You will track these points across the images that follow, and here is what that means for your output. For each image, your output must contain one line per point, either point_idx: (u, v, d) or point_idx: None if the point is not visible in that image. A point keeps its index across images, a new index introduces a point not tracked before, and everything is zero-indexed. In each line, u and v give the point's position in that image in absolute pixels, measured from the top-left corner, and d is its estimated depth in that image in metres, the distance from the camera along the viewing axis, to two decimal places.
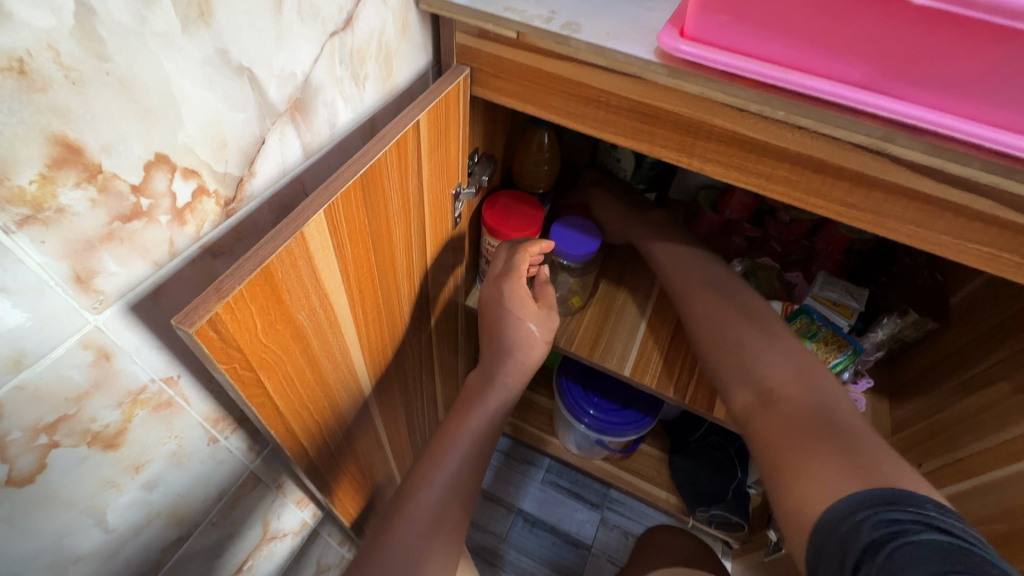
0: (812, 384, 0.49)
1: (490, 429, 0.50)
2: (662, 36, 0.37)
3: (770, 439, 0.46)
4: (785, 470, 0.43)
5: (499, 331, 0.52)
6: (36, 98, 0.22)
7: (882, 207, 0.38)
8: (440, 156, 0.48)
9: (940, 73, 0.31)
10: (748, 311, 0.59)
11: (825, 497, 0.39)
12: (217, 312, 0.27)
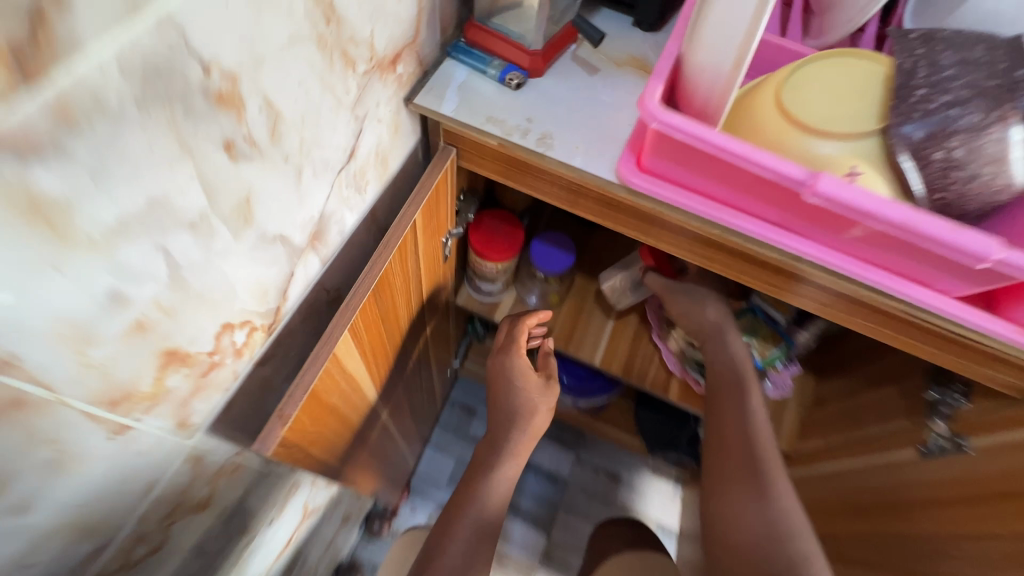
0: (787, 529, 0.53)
1: (501, 486, 0.62)
2: (621, 167, 0.43)
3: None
4: None
5: (505, 398, 0.63)
6: (151, 336, 0.29)
7: (786, 290, 0.47)
8: (433, 224, 0.55)
9: (837, 229, 0.39)
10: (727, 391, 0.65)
11: None
12: (281, 432, 0.39)
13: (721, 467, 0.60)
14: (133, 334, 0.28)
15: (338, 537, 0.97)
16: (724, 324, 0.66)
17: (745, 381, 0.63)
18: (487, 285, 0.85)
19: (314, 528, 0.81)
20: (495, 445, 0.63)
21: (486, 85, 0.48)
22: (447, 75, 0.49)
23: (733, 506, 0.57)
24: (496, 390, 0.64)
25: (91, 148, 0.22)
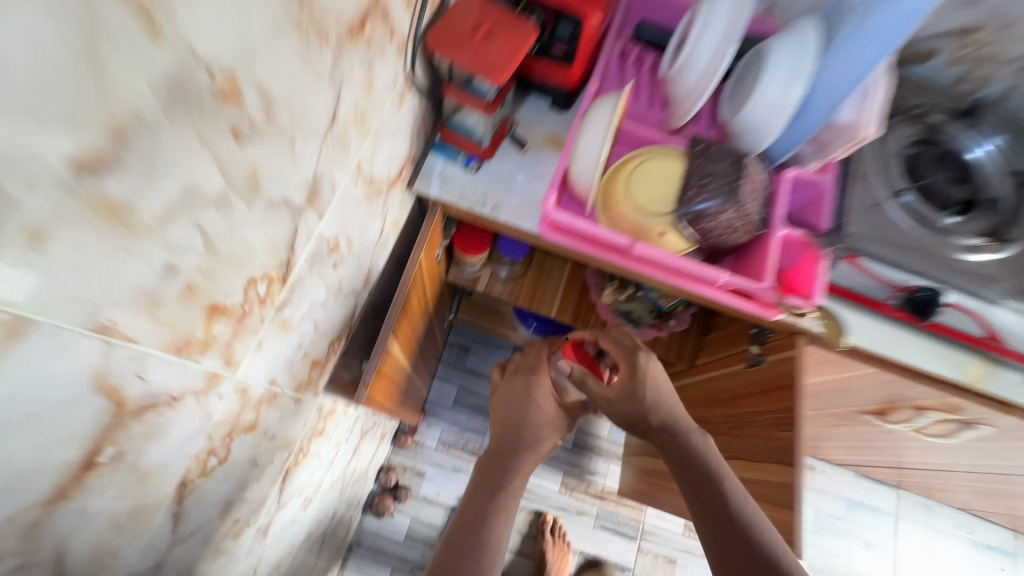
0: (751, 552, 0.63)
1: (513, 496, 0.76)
2: (539, 227, 0.73)
3: None
4: None
5: (524, 417, 0.84)
6: (307, 356, 0.61)
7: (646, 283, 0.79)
8: (430, 251, 0.86)
9: (655, 263, 0.70)
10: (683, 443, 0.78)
11: None
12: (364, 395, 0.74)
13: (717, 547, 0.66)
14: (302, 357, 0.60)
15: (380, 447, 1.36)
16: (677, 413, 0.81)
17: (719, 476, 0.72)
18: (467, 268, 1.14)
19: (366, 443, 1.17)
20: (508, 463, 0.79)
21: (455, 169, 0.77)
22: (430, 165, 0.77)
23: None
24: (515, 411, 0.85)
25: (293, 294, 0.52)
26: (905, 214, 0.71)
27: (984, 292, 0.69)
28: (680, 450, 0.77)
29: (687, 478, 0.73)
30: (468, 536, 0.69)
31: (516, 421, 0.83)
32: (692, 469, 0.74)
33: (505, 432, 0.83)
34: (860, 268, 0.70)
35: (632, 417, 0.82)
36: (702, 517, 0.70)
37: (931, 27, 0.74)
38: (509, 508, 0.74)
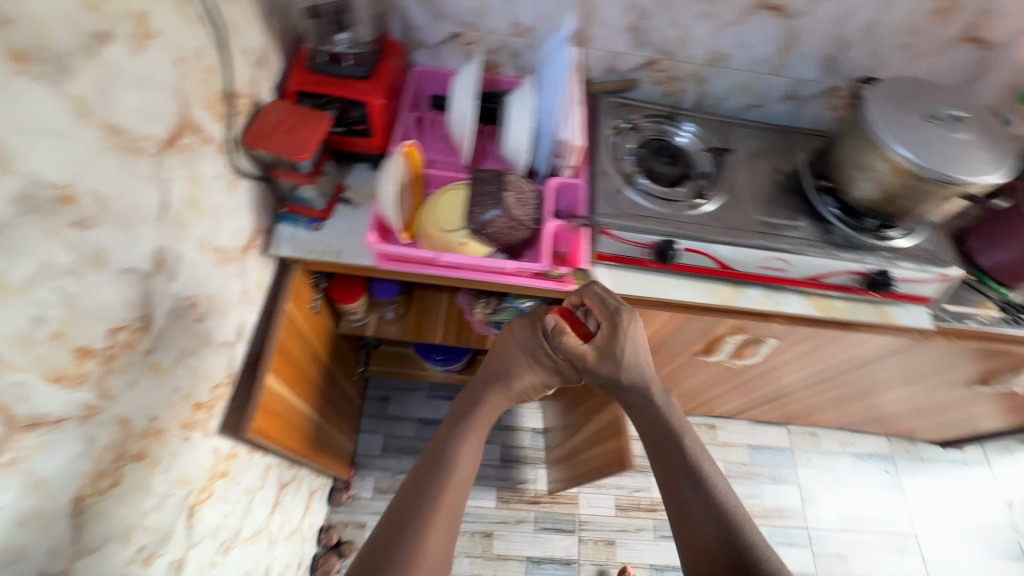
0: (692, 483, 0.82)
1: (476, 436, 0.94)
2: (374, 260, 0.92)
3: (681, 520, 0.81)
4: (684, 530, 0.80)
5: (505, 360, 0.98)
6: (189, 399, 0.75)
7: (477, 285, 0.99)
8: (299, 302, 1.02)
9: (466, 266, 0.90)
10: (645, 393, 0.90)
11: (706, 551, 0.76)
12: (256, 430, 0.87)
13: (687, 522, 0.79)
14: (183, 399, 0.73)
15: (311, 505, 1.43)
16: (651, 389, 0.90)
17: (677, 426, 0.87)
18: (352, 317, 1.31)
19: (291, 497, 1.26)
20: (476, 402, 0.97)
21: (301, 231, 0.96)
22: (280, 232, 0.95)
23: (706, 548, 0.76)
24: (500, 352, 0.99)
25: (159, 342, 0.67)
26: (637, 193, 0.96)
27: (702, 235, 0.92)
28: (648, 410, 0.89)
29: (653, 433, 0.88)
30: (429, 470, 0.86)
31: (496, 362, 0.99)
32: (668, 442, 0.86)
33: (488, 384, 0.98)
34: (614, 237, 0.92)
35: (610, 377, 0.88)
36: (676, 491, 0.83)
37: (627, 63, 1.04)
38: (468, 441, 0.92)
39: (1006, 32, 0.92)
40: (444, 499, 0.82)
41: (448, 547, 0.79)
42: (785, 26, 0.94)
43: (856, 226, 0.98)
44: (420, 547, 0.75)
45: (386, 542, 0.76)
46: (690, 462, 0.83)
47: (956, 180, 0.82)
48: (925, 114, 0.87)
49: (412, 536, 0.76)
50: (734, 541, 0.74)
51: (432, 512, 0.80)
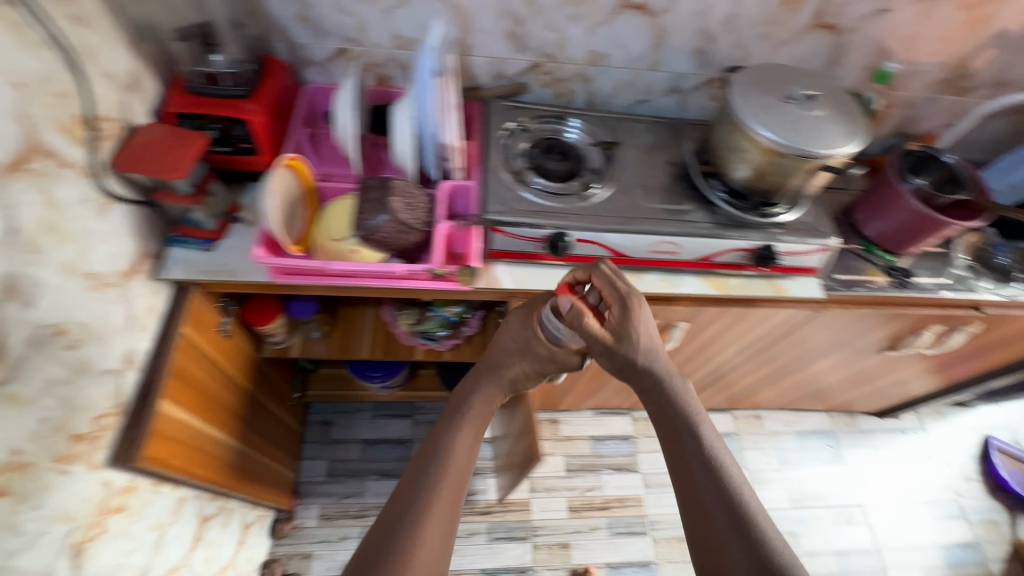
0: (706, 473, 0.80)
1: (475, 424, 0.93)
2: (269, 275, 0.92)
3: (693, 510, 0.79)
4: (696, 521, 0.77)
5: (501, 346, 0.97)
6: (63, 431, 0.72)
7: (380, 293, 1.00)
8: (201, 326, 1.01)
9: (359, 274, 0.91)
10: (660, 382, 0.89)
11: (720, 541, 0.73)
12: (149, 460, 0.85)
13: (700, 514, 0.77)
14: (55, 431, 0.71)
15: (247, 539, 1.38)
16: (664, 375, 0.88)
17: (692, 413, 0.86)
18: (273, 339, 1.29)
19: (218, 531, 1.21)
20: (472, 390, 0.96)
21: (194, 253, 0.94)
22: (171, 255, 0.94)
23: (718, 541, 0.73)
24: (499, 339, 0.98)
25: (17, 372, 0.65)
26: (529, 191, 0.99)
27: (592, 225, 0.95)
28: (663, 398, 0.88)
29: (668, 420, 0.86)
30: (428, 460, 0.86)
31: (493, 350, 0.98)
32: (683, 429, 0.84)
33: (483, 376, 0.97)
34: (506, 233, 0.95)
35: (628, 361, 0.87)
36: (689, 478, 0.81)
37: (512, 68, 1.08)
38: (466, 431, 0.90)
39: (851, 16, 1.00)
40: (442, 488, 0.81)
41: (444, 538, 0.76)
42: (651, 23, 1.00)
43: (740, 207, 1.03)
44: (415, 537, 0.74)
45: (381, 538, 0.74)
46: (704, 451, 0.81)
47: (811, 152, 0.88)
48: (782, 96, 0.93)
49: (408, 528, 0.75)
50: (746, 532, 0.72)
51: (430, 502, 0.79)
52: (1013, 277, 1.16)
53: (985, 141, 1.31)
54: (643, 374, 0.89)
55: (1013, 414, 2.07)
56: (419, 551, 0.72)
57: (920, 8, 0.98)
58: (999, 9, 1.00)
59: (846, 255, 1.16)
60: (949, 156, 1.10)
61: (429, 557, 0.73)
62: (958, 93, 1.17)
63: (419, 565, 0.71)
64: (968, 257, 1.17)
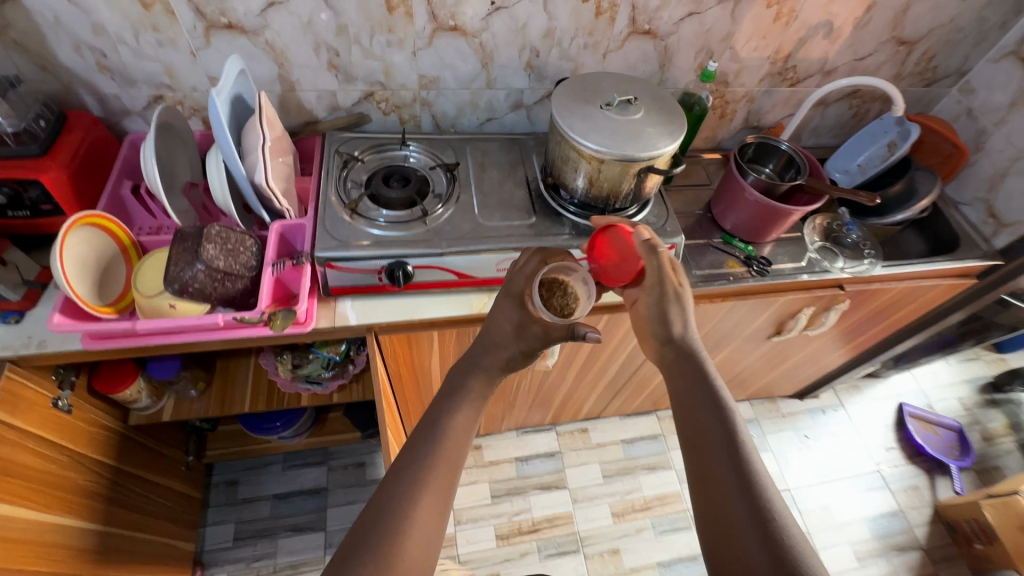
0: (726, 449, 0.69)
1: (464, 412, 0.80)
2: (82, 341, 0.85)
3: (700, 490, 0.69)
4: (704, 502, 0.67)
5: (498, 320, 0.89)
6: None
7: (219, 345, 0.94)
8: (23, 404, 0.92)
9: (179, 329, 0.85)
10: (677, 346, 0.82)
11: (731, 527, 0.63)
12: None
13: (713, 489, 0.67)
14: None
15: None
16: (692, 348, 0.82)
17: (713, 386, 0.77)
18: (137, 405, 1.20)
19: None
20: (474, 363, 0.85)
21: None
22: None
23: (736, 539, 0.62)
24: (495, 316, 0.90)
25: None
26: (364, 221, 0.96)
27: (430, 251, 0.93)
28: (686, 365, 0.80)
29: (687, 389, 0.78)
30: (415, 444, 0.75)
31: (491, 324, 0.89)
32: (705, 398, 0.76)
33: (485, 350, 0.87)
34: (337, 267, 0.91)
35: (662, 324, 0.84)
36: (705, 453, 0.71)
37: (345, 99, 1.06)
38: (469, 405, 0.80)
39: (667, 21, 1.03)
40: (442, 464, 0.73)
41: (438, 520, 0.69)
42: (473, 43, 1.00)
43: (585, 214, 1.03)
44: (404, 523, 0.65)
45: (362, 531, 0.65)
46: (729, 437, 0.71)
47: (628, 158, 0.88)
48: (602, 103, 0.94)
49: (396, 514, 0.66)
50: (773, 537, 0.61)
51: (425, 483, 0.70)
52: (864, 254, 1.20)
53: (831, 126, 1.37)
54: (671, 340, 0.84)
55: (923, 379, 2.15)
56: (411, 539, 0.65)
57: (728, 8, 1.02)
58: (803, 3, 1.05)
59: (706, 249, 1.17)
60: (785, 144, 1.14)
61: (421, 545, 0.65)
62: (791, 84, 1.22)
63: (410, 557, 0.63)
64: (818, 240, 1.21)
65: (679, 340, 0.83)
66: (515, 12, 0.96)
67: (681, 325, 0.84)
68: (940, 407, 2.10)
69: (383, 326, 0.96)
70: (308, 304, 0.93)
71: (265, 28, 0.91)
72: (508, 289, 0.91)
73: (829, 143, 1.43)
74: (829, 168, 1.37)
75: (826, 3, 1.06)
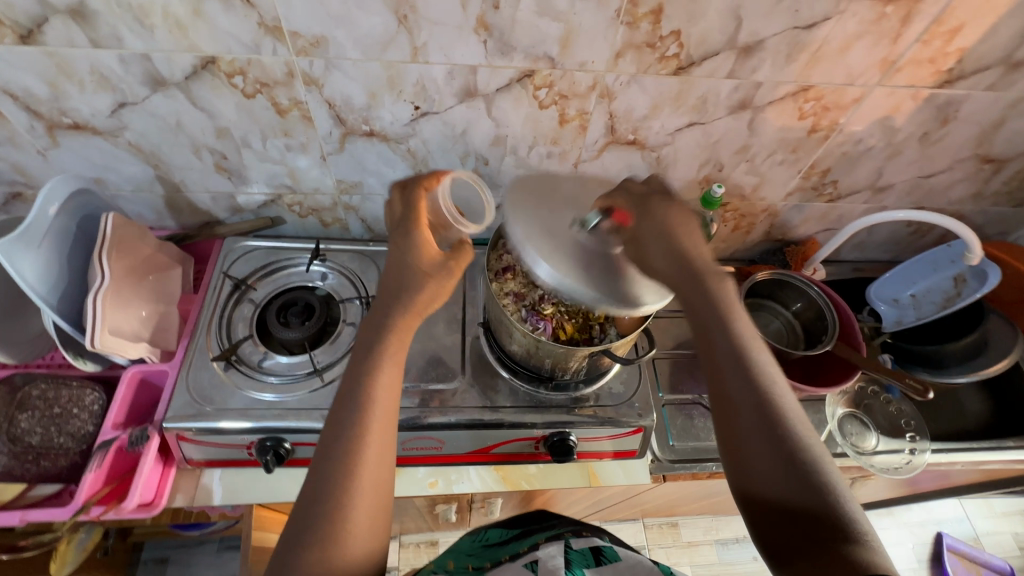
0: (759, 392, 0.55)
1: (390, 377, 0.59)
2: None
3: (730, 443, 0.55)
4: (732, 456, 0.55)
5: (397, 268, 0.64)
6: None
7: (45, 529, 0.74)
8: None
9: None
10: (684, 258, 0.58)
11: (768, 490, 0.52)
12: None
13: (738, 442, 0.54)
14: None
15: None
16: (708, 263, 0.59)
17: (731, 309, 0.58)
18: None
19: None
20: (389, 301, 0.63)
21: None
22: None
23: (764, 490, 0.52)
24: (392, 263, 0.64)
25: None
26: (241, 373, 0.76)
27: (315, 426, 0.72)
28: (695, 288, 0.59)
29: (702, 317, 0.59)
30: (340, 403, 0.57)
31: (392, 267, 0.64)
32: (722, 328, 0.58)
33: (401, 300, 0.62)
34: (195, 440, 0.72)
35: (674, 237, 0.59)
36: (727, 396, 0.56)
37: (248, 202, 0.85)
38: (392, 362, 0.60)
39: (659, 132, 0.77)
40: (372, 429, 0.55)
41: (383, 481, 0.54)
42: (399, 150, 0.77)
43: (529, 376, 0.80)
44: (340, 517, 0.50)
45: (291, 529, 0.50)
46: (752, 368, 0.56)
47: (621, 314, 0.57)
48: (577, 219, 0.58)
49: (328, 507, 0.51)
50: (818, 489, 0.49)
51: (353, 458, 0.53)
52: (903, 433, 0.92)
53: (879, 242, 1.08)
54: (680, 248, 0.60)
55: (972, 505, 1.74)
56: (354, 516, 0.51)
57: (743, 119, 0.75)
58: (850, 114, 0.77)
59: (692, 410, 0.90)
60: (814, 289, 0.88)
61: (369, 512, 0.52)
62: (829, 200, 0.94)
63: (350, 555, 0.49)
64: (841, 408, 0.94)
65: (698, 257, 0.58)
66: (449, 117, 0.72)
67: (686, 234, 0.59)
68: (988, 543, 1.69)
69: (257, 504, 0.76)
70: (159, 477, 0.73)
71: (123, 128, 0.70)
72: (398, 220, 0.66)
73: (872, 259, 1.14)
74: (872, 294, 1.06)
75: (884, 115, 0.77)
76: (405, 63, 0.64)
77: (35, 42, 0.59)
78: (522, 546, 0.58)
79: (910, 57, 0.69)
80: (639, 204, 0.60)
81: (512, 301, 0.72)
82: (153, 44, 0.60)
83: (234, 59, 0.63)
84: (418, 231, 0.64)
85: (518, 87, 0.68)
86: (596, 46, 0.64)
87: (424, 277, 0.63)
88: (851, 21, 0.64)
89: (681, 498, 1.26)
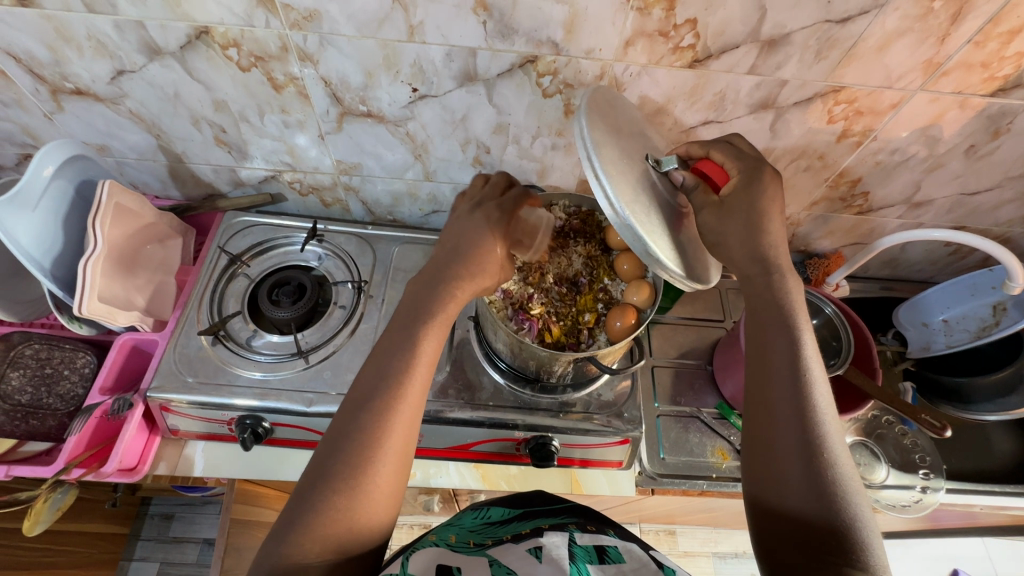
0: (796, 404, 0.51)
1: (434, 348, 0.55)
2: None
3: (755, 445, 0.53)
4: (755, 458, 0.52)
5: (462, 233, 0.59)
6: None
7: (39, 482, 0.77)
8: None
9: None
10: (748, 248, 0.57)
11: (785, 502, 0.48)
12: None
13: (765, 446, 0.51)
14: None
15: None
16: (776, 267, 0.57)
17: (794, 319, 0.55)
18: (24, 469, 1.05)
19: None
20: (443, 268, 0.57)
21: None
22: None
23: (780, 504, 0.49)
24: (455, 232, 0.59)
25: None
26: (228, 349, 0.76)
27: (294, 408, 0.72)
28: (763, 291, 0.57)
29: (762, 319, 0.56)
30: (380, 355, 0.53)
31: (455, 236, 0.59)
32: (779, 335, 0.55)
33: (465, 271, 0.57)
34: (178, 412, 0.72)
35: (756, 219, 0.57)
36: (766, 401, 0.53)
37: (249, 176, 0.84)
38: (433, 330, 0.55)
39: (672, 128, 0.72)
40: (409, 399, 0.51)
41: (407, 449, 0.50)
42: (397, 132, 0.74)
43: (513, 376, 0.78)
44: (366, 471, 0.47)
45: (309, 476, 0.47)
46: (802, 378, 0.52)
47: (651, 254, 0.52)
48: (652, 158, 0.60)
49: (350, 461, 0.47)
50: (837, 512, 0.46)
51: (389, 419, 0.49)
52: (916, 468, 0.86)
53: (914, 260, 1.00)
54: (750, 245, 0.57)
55: (995, 544, 1.63)
56: (381, 477, 0.48)
57: (765, 120, 0.70)
58: (885, 120, 0.70)
59: (689, 423, 0.86)
60: (830, 306, 0.83)
61: (393, 476, 0.49)
62: (858, 213, 0.87)
63: (362, 526, 0.46)
64: (850, 435, 0.88)
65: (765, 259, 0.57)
66: (448, 101, 0.69)
67: (769, 221, 0.57)
68: None
69: (233, 479, 0.77)
70: (144, 444, 0.74)
71: (124, 96, 0.70)
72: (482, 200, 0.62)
73: (907, 278, 1.06)
74: (901, 318, 1.00)
75: (926, 123, 0.70)
76: (401, 42, 0.61)
77: (32, 4, 0.58)
78: (524, 528, 0.56)
79: (959, 60, 0.61)
80: (745, 181, 0.58)
81: (499, 299, 0.70)
82: (146, 11, 0.59)
83: (227, 30, 0.61)
84: (488, 217, 0.59)
85: (520, 73, 0.65)
86: (603, 33, 0.59)
87: (480, 265, 0.58)
88: (891, 15, 0.57)
89: (676, 510, 1.22)
